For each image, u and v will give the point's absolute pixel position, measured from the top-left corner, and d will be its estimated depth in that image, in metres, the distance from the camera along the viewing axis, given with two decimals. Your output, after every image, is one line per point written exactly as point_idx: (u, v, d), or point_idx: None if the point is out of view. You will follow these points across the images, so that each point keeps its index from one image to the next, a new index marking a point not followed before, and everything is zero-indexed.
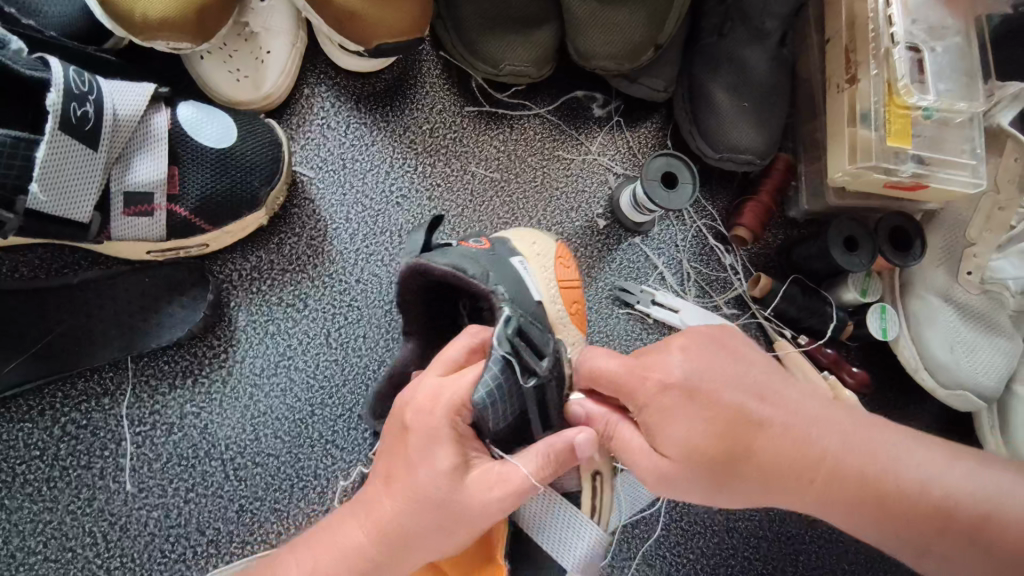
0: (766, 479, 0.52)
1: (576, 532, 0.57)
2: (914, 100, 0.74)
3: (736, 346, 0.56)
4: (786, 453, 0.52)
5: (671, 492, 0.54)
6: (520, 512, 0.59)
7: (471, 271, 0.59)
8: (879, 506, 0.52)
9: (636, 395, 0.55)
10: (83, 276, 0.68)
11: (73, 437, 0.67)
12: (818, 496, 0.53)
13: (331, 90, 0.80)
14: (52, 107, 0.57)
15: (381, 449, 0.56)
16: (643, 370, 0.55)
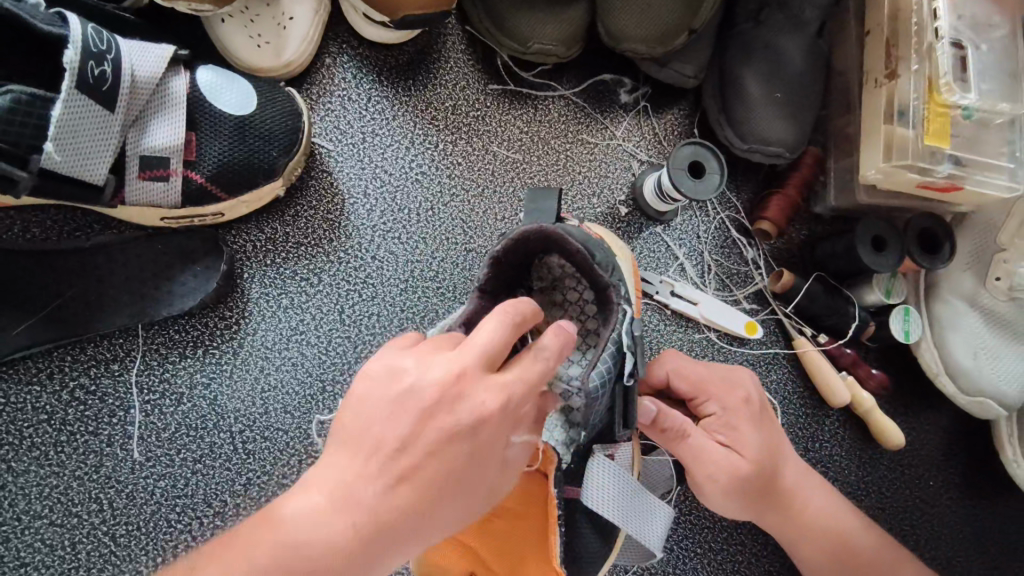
0: (776, 499, 0.69)
1: (645, 503, 0.62)
2: (954, 100, 0.71)
3: (770, 421, 0.69)
4: (796, 471, 0.70)
5: (718, 488, 0.65)
6: (597, 499, 0.60)
7: (599, 256, 0.62)
8: (831, 540, 0.70)
9: (722, 399, 0.68)
10: (95, 240, 0.67)
11: (81, 403, 0.66)
12: (794, 525, 0.70)
13: (353, 60, 0.78)
14: (70, 65, 0.55)
15: (371, 393, 0.43)
16: (730, 384, 0.69)
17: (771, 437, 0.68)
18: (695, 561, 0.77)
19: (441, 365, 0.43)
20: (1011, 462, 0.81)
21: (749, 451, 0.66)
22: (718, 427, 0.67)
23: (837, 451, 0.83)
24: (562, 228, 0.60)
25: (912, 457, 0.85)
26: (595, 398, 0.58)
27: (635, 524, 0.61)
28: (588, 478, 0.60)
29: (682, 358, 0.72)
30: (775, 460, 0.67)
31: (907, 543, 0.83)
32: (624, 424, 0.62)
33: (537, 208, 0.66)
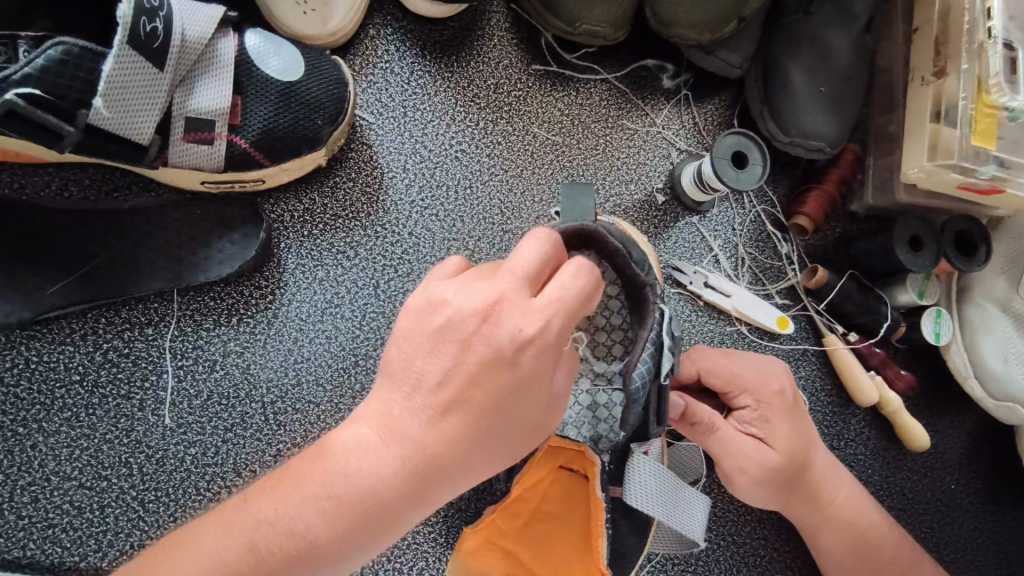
0: (807, 493, 0.69)
1: (682, 496, 0.63)
2: (1004, 101, 0.70)
3: (803, 417, 0.68)
4: (824, 468, 0.70)
5: (748, 481, 0.65)
6: (635, 495, 0.61)
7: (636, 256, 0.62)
8: (855, 538, 0.71)
9: (755, 393, 0.67)
10: (134, 202, 0.66)
11: (114, 365, 0.65)
12: (824, 520, 0.70)
13: (397, 33, 0.77)
14: (122, 19, 0.53)
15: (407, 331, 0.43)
16: (763, 378, 0.67)
17: (804, 430, 0.67)
18: (718, 554, 0.77)
19: (482, 290, 0.41)
20: None
21: (780, 444, 0.65)
22: (750, 420, 0.66)
23: (861, 450, 0.83)
24: (596, 227, 0.59)
25: (935, 459, 0.85)
26: (634, 398, 0.60)
27: (678, 519, 0.62)
28: (628, 479, 0.62)
29: (711, 352, 0.70)
30: (807, 453, 0.67)
31: (927, 544, 0.83)
32: (658, 421, 0.63)
33: (573, 205, 0.62)
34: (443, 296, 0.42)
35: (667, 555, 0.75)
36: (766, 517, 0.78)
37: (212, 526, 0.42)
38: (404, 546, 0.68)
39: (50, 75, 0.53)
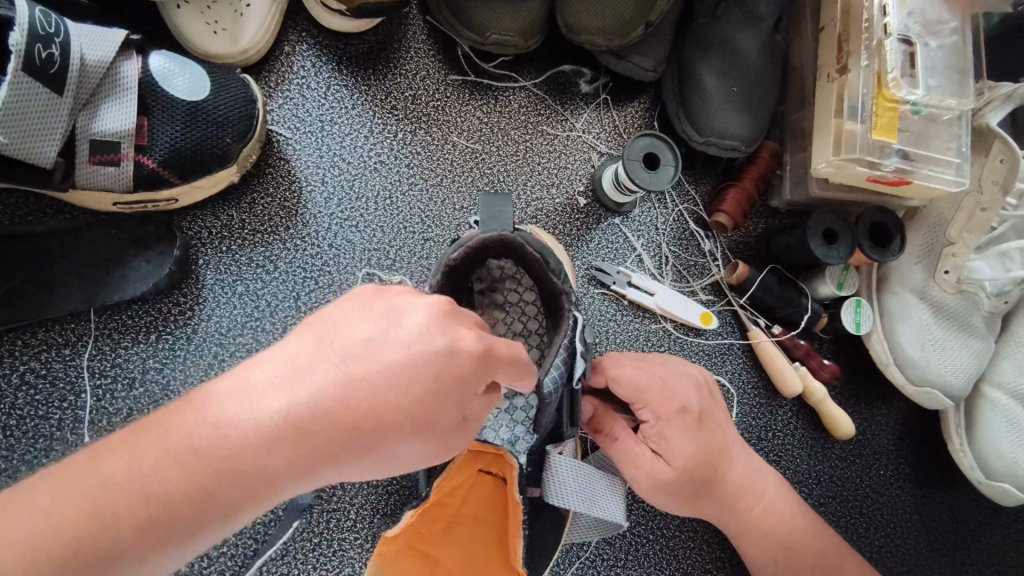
0: (723, 506, 0.69)
1: (599, 484, 0.64)
2: (902, 95, 0.73)
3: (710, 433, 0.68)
4: (746, 481, 0.70)
5: (655, 496, 0.66)
6: (554, 492, 0.62)
7: (554, 267, 0.63)
8: (782, 550, 0.70)
9: (657, 409, 0.66)
10: (48, 224, 0.67)
11: (31, 387, 0.66)
12: (745, 530, 0.70)
13: (312, 48, 0.78)
14: (16, 47, 0.55)
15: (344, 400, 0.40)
16: (666, 393, 0.67)
17: (713, 442, 0.67)
18: (647, 548, 0.78)
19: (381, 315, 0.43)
20: (958, 452, 0.83)
21: (679, 462, 0.65)
22: (650, 434, 0.66)
23: (789, 440, 0.85)
24: (518, 237, 0.61)
25: (863, 446, 0.87)
26: (548, 402, 0.59)
27: (598, 507, 0.63)
28: (546, 479, 0.63)
29: (632, 363, 0.70)
30: (712, 464, 0.67)
31: (857, 530, 0.84)
32: (572, 423, 0.65)
33: (489, 212, 0.64)
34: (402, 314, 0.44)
35: (596, 550, 0.77)
36: None
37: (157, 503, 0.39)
38: (330, 552, 0.70)
39: None
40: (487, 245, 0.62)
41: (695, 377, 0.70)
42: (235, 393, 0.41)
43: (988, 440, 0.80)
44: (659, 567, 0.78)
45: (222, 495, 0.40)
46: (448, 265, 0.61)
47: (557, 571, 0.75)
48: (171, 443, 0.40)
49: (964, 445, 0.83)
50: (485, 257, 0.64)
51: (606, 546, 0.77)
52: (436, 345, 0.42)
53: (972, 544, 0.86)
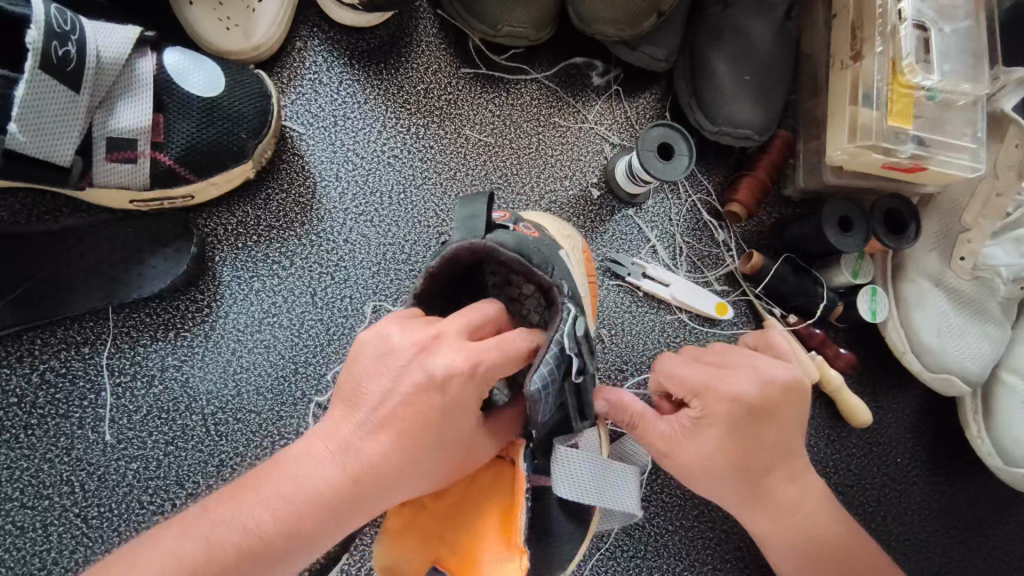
0: (759, 504, 0.66)
1: (610, 476, 0.59)
2: (917, 80, 0.72)
3: (759, 433, 0.62)
4: (789, 483, 0.66)
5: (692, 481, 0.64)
6: (564, 487, 0.56)
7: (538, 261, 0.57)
8: (821, 560, 0.68)
9: (707, 401, 0.62)
10: (65, 223, 0.67)
11: (51, 385, 0.66)
12: (781, 530, 0.67)
13: (323, 44, 0.78)
14: (32, 45, 0.54)
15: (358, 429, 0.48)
16: (718, 383, 0.63)
17: (762, 439, 0.63)
18: (666, 539, 0.78)
19: (379, 349, 0.50)
20: (975, 438, 0.83)
21: (711, 452, 0.62)
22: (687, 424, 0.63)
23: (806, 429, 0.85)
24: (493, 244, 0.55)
25: (881, 435, 0.86)
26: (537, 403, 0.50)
27: (611, 500, 0.58)
28: (556, 474, 0.56)
29: (682, 359, 0.67)
30: (751, 465, 0.62)
31: (876, 519, 0.84)
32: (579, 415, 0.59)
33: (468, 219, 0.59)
34: (385, 339, 0.50)
35: (617, 541, 0.77)
36: (713, 501, 0.80)
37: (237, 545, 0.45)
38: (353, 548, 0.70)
39: None
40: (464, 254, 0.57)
41: (768, 378, 0.63)
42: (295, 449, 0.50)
43: (1006, 425, 0.79)
44: (678, 558, 0.78)
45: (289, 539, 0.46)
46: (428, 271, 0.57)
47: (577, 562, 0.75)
48: (259, 494, 0.47)
49: (981, 432, 0.83)
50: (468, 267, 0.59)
51: (625, 538, 0.77)
52: (417, 364, 0.48)
53: (990, 531, 0.86)
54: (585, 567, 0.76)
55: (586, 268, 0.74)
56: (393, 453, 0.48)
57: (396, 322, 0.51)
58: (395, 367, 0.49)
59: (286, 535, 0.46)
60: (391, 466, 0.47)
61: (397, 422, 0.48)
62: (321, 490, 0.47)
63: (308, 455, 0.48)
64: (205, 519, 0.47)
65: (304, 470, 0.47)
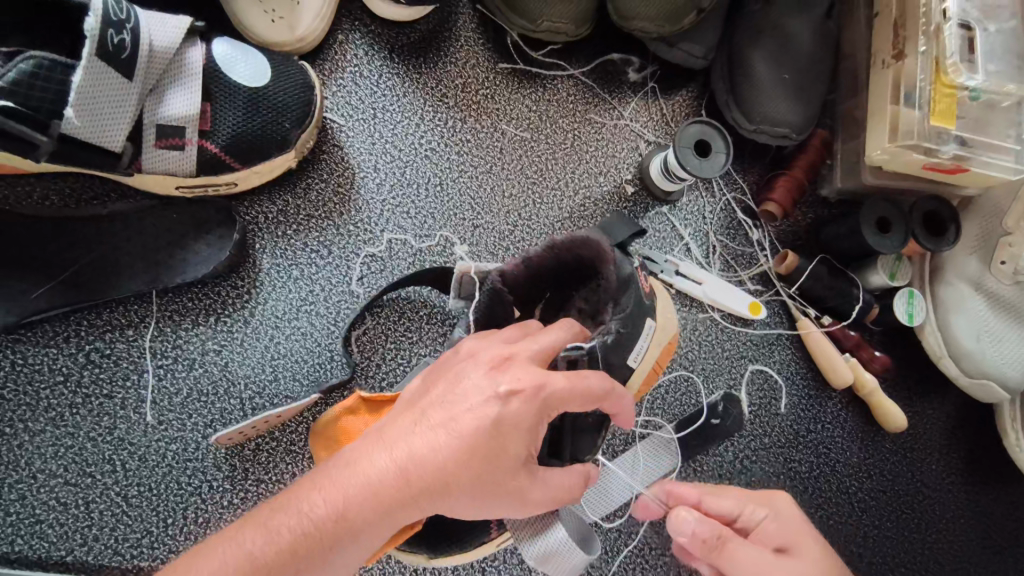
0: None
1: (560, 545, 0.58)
2: (962, 80, 0.71)
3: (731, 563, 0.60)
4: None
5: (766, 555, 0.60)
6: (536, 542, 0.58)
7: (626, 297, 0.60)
8: None
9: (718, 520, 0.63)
10: (112, 208, 0.69)
11: (96, 366, 0.68)
12: None
13: (365, 37, 0.79)
14: (91, 32, 0.56)
15: (431, 421, 0.48)
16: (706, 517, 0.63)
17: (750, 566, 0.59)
18: None
19: (475, 346, 0.53)
20: (1012, 446, 0.82)
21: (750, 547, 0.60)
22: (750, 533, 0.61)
23: (838, 432, 0.84)
24: (615, 253, 0.60)
25: (915, 440, 0.85)
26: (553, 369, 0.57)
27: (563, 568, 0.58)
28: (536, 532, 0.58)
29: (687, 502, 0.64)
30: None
31: (909, 525, 0.83)
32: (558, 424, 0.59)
33: (606, 231, 0.65)
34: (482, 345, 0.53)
35: (645, 539, 0.77)
36: None
37: (286, 528, 0.45)
38: None
39: (22, 88, 0.55)
40: (586, 247, 0.61)
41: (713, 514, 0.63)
42: (364, 446, 0.48)
43: None
44: None
45: (332, 540, 0.45)
46: (551, 241, 0.61)
47: (604, 557, 0.75)
48: (316, 493, 0.46)
49: (1019, 440, 0.81)
50: (577, 266, 0.63)
51: (653, 536, 0.77)
52: (493, 373, 0.50)
53: None
54: (612, 562, 0.75)
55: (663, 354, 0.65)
56: (459, 460, 0.47)
57: (484, 337, 0.54)
58: (476, 370, 0.50)
59: (335, 536, 0.45)
60: (454, 475, 0.47)
61: (454, 452, 0.47)
62: (379, 489, 0.46)
63: (375, 451, 0.48)
64: (263, 512, 0.47)
65: (368, 470, 0.47)
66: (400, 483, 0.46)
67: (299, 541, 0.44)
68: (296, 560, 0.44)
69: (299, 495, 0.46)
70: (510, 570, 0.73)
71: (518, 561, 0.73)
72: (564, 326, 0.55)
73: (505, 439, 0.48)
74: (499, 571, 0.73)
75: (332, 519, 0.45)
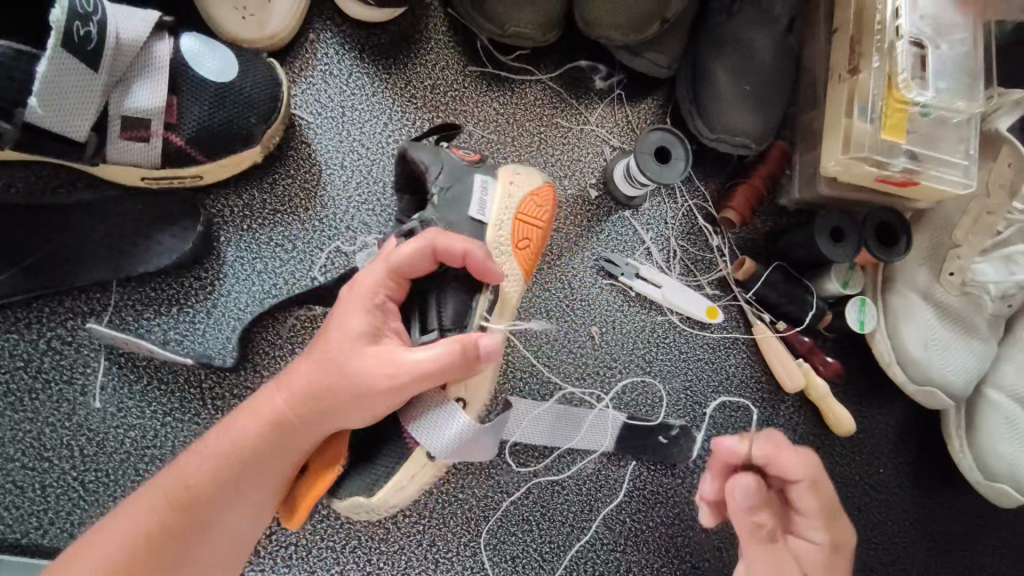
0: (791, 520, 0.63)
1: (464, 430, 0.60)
2: (912, 96, 0.74)
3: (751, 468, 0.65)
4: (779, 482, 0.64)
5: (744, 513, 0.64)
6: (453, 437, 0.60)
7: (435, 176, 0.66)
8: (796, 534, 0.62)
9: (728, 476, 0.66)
10: (77, 197, 0.70)
11: (57, 352, 0.68)
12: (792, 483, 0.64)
13: (336, 37, 0.80)
14: (56, 24, 0.57)
15: (316, 358, 0.56)
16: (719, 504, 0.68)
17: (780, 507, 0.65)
18: (646, 534, 0.80)
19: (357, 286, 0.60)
20: (957, 453, 0.84)
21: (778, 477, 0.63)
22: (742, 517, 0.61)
23: (790, 435, 0.86)
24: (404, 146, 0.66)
25: (864, 444, 0.88)
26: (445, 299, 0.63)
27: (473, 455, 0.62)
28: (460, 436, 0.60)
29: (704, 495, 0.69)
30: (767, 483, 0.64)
31: (856, 527, 0.85)
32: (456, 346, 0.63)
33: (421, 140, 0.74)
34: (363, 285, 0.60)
35: (597, 534, 0.78)
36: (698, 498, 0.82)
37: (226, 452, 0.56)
38: (338, 524, 0.72)
39: None
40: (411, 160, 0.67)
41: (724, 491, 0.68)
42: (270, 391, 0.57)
43: (990, 442, 0.80)
44: (658, 554, 0.80)
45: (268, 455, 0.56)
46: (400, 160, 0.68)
47: (557, 551, 0.77)
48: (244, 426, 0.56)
49: (963, 447, 0.84)
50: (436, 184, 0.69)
51: (605, 532, 0.79)
52: (371, 310, 0.57)
53: (970, 545, 0.87)
54: (564, 556, 0.77)
55: (535, 215, 0.70)
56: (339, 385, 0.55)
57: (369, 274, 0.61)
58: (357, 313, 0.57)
59: (266, 451, 0.56)
60: (339, 396, 0.55)
61: (357, 382, 0.54)
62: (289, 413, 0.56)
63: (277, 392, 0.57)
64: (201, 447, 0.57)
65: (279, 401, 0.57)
66: (296, 403, 0.56)
67: (237, 459, 0.55)
68: (192, 499, 0.54)
69: (232, 427, 0.57)
70: (463, 563, 0.75)
71: (471, 554, 0.75)
72: (428, 233, 0.60)
73: (375, 361, 0.55)
74: (452, 563, 0.75)
75: (261, 440, 0.56)
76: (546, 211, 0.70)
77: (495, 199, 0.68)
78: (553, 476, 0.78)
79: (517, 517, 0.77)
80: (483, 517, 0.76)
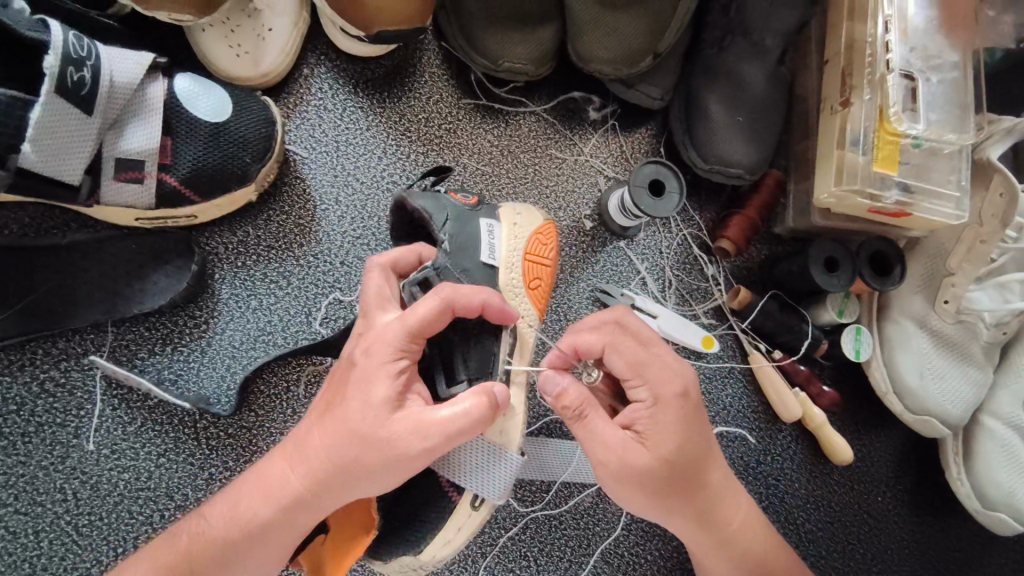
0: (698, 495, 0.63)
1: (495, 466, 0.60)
2: (903, 129, 0.74)
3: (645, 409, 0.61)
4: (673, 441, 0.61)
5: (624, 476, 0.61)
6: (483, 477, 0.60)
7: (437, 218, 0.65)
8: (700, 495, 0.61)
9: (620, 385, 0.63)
10: (71, 238, 0.70)
11: (50, 395, 0.68)
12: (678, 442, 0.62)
13: (330, 72, 0.81)
14: (50, 70, 0.57)
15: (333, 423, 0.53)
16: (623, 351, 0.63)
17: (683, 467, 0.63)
18: (644, 568, 0.79)
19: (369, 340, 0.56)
20: (956, 481, 0.84)
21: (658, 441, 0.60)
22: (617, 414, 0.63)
23: (788, 465, 0.86)
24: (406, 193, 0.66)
25: (862, 472, 0.87)
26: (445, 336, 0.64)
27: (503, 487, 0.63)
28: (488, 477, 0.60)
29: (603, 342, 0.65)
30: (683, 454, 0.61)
31: (855, 556, 0.85)
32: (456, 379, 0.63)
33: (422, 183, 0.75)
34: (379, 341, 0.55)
35: (595, 569, 0.78)
36: None
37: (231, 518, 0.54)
38: None
39: None
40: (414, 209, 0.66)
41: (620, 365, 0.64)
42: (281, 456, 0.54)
43: (987, 469, 0.80)
44: None
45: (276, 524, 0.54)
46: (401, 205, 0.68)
47: None
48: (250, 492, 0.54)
49: (962, 475, 0.83)
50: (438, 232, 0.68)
51: (603, 567, 0.78)
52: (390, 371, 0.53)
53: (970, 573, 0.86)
54: None
55: (533, 247, 0.70)
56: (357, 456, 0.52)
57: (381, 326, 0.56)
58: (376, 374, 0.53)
59: (275, 521, 0.54)
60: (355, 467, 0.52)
61: (390, 450, 0.51)
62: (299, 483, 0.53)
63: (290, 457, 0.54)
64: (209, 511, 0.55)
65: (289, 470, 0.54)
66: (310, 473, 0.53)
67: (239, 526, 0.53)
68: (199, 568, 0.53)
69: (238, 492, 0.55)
70: None
71: None
72: (445, 289, 0.57)
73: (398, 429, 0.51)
74: None
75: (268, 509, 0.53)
76: (551, 251, 0.72)
77: (500, 239, 0.69)
78: (551, 511, 0.78)
79: (515, 553, 0.76)
80: (480, 554, 0.75)
